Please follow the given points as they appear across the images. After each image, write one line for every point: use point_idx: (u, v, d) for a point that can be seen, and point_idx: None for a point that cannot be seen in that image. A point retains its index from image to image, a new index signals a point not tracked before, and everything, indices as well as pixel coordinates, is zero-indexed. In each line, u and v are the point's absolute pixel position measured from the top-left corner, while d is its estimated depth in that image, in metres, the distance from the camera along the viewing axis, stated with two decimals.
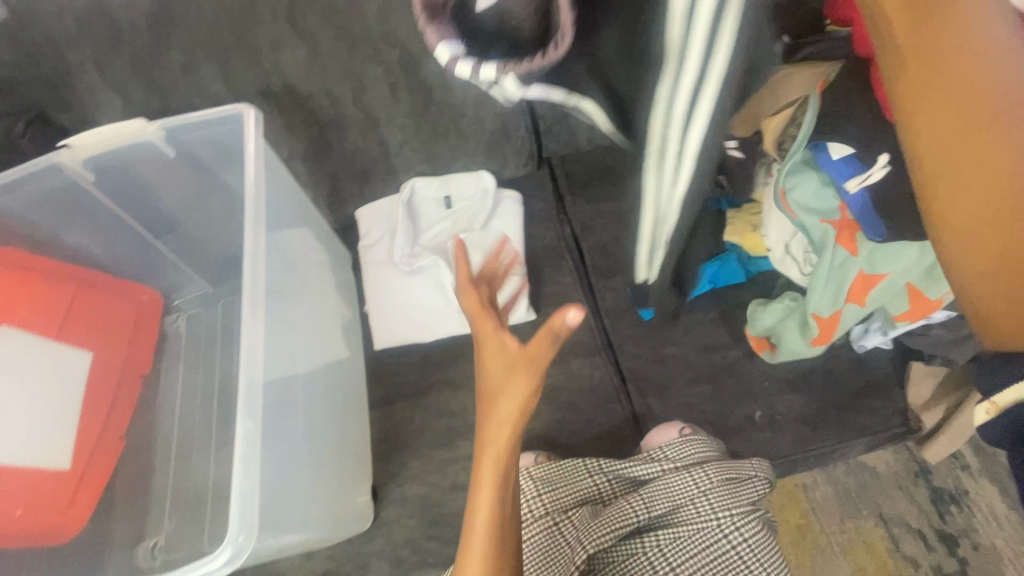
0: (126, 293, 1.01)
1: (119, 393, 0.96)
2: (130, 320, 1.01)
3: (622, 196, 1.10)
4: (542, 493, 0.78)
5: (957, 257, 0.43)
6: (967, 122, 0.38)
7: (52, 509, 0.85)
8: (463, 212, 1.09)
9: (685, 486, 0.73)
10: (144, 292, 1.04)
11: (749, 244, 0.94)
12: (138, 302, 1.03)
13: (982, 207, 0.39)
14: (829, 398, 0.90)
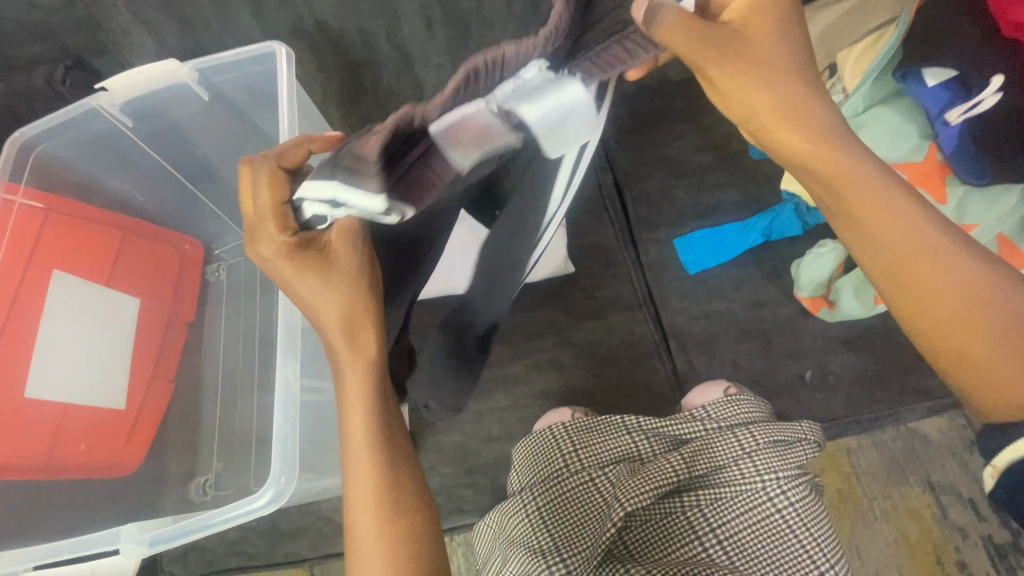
0: (169, 241, 1.03)
1: (167, 338, 0.99)
2: (174, 267, 1.02)
3: (672, 142, 1.01)
4: (580, 450, 0.77)
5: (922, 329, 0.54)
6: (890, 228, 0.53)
7: (113, 443, 0.90)
8: None
9: (728, 447, 0.71)
10: (185, 241, 1.06)
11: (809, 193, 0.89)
12: (180, 249, 1.04)
13: (932, 299, 0.53)
14: (889, 359, 0.84)
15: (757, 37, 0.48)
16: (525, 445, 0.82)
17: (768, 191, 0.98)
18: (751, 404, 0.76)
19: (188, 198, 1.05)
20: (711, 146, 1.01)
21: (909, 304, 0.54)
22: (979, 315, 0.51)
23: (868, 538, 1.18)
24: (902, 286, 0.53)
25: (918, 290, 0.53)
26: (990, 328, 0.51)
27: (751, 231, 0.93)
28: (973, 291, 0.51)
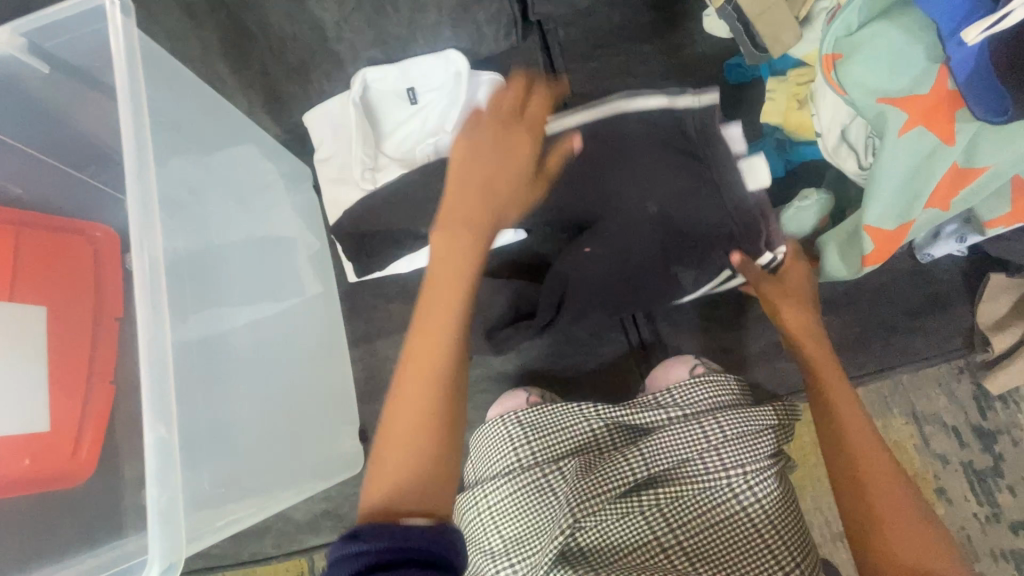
0: (67, 228, 0.72)
1: (96, 344, 0.71)
2: (89, 257, 0.73)
3: (632, 68, 0.91)
4: (532, 443, 0.70)
5: (853, 485, 0.63)
6: (845, 422, 0.66)
7: (56, 465, 0.66)
8: (433, 107, 0.89)
9: (692, 440, 0.64)
10: (97, 228, 0.75)
11: (791, 126, 0.76)
12: (90, 239, 0.74)
13: (855, 472, 0.63)
14: (877, 320, 0.74)
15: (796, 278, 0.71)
16: (475, 437, 0.75)
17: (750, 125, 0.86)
18: (720, 386, 0.69)
19: (89, 190, 0.76)
20: (678, 73, 0.89)
21: (846, 470, 0.64)
22: (896, 490, 0.61)
23: None
24: (843, 448, 0.65)
25: (846, 440, 0.65)
26: (877, 506, 0.61)
27: None
28: (913, 512, 0.60)
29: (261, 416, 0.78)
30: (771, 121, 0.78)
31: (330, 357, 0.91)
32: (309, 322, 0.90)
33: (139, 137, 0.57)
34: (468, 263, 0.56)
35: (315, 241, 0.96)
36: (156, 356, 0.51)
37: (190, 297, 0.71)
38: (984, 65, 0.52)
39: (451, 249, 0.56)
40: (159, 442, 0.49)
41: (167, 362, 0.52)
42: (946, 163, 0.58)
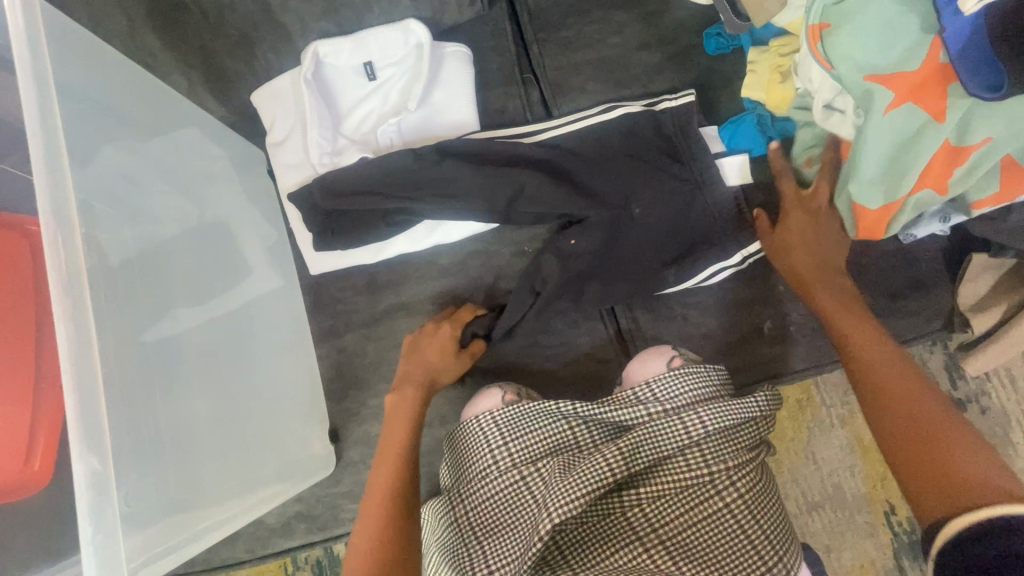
0: (3, 224, 0.65)
1: (42, 349, 0.64)
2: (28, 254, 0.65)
3: (607, 39, 0.85)
4: (508, 442, 0.68)
5: (881, 402, 0.59)
6: (858, 334, 0.65)
7: (6, 476, 0.62)
8: (393, 83, 0.83)
9: (673, 437, 0.62)
10: (34, 220, 0.68)
11: (774, 101, 0.71)
12: (25, 235, 0.66)
13: (880, 391, 0.60)
14: (858, 303, 0.72)
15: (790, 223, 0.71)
16: (451, 436, 0.73)
17: (730, 98, 0.81)
18: (701, 379, 0.67)
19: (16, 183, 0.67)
20: (655, 43, 0.84)
21: (867, 386, 0.61)
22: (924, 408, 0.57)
23: (823, 444, 1.19)
24: (858, 372, 0.63)
25: (868, 364, 0.62)
26: (917, 425, 0.56)
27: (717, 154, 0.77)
28: (945, 421, 0.56)
29: (222, 422, 0.74)
30: (753, 96, 0.74)
31: (293, 356, 0.86)
32: (270, 318, 0.85)
33: (51, 140, 0.52)
34: (411, 414, 0.72)
35: (273, 232, 0.90)
36: (85, 380, 0.49)
37: (132, 303, 0.66)
38: (971, 42, 0.49)
39: (393, 414, 0.72)
40: (91, 472, 0.48)
41: (96, 385, 0.50)
42: (935, 142, 0.55)
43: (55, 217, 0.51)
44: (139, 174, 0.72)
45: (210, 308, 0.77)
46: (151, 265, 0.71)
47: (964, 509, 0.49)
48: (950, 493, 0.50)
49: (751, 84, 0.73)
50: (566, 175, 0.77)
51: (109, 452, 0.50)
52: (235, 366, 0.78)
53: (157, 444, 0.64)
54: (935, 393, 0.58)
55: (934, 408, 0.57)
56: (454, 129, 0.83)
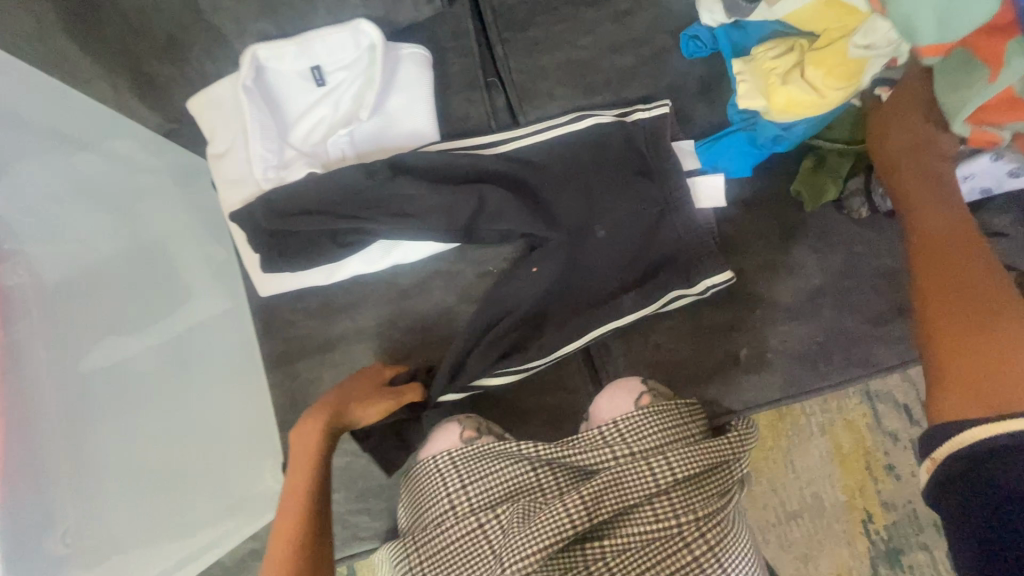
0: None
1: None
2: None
3: (577, 40, 0.79)
4: (466, 485, 0.64)
5: (929, 280, 0.54)
6: (933, 198, 0.59)
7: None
8: (344, 89, 0.76)
9: (639, 484, 0.58)
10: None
11: (783, 102, 0.63)
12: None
13: (943, 262, 0.54)
14: (839, 329, 0.68)
15: (897, 102, 0.63)
16: (409, 476, 0.69)
17: (707, 106, 0.76)
18: (670, 419, 0.63)
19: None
20: (628, 45, 0.78)
21: (925, 244, 0.57)
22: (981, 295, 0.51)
23: (803, 453, 1.17)
24: (927, 240, 0.57)
25: (937, 242, 0.56)
26: (978, 295, 0.51)
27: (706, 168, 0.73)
28: (1000, 320, 0.48)
29: (167, 458, 0.69)
30: (756, 107, 0.66)
31: (243, 384, 0.81)
32: (218, 345, 0.80)
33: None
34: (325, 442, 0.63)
35: (220, 251, 0.84)
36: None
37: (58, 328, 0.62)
38: None
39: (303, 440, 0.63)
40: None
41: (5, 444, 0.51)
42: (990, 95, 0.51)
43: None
44: (66, 194, 0.67)
45: (152, 329, 0.73)
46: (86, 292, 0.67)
47: (998, 411, 0.43)
48: (979, 386, 0.46)
49: (748, 97, 0.66)
50: (531, 193, 0.73)
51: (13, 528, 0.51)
52: (183, 396, 0.74)
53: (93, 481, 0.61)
54: (1006, 280, 0.51)
55: (992, 286, 0.51)
56: (412, 139, 0.76)
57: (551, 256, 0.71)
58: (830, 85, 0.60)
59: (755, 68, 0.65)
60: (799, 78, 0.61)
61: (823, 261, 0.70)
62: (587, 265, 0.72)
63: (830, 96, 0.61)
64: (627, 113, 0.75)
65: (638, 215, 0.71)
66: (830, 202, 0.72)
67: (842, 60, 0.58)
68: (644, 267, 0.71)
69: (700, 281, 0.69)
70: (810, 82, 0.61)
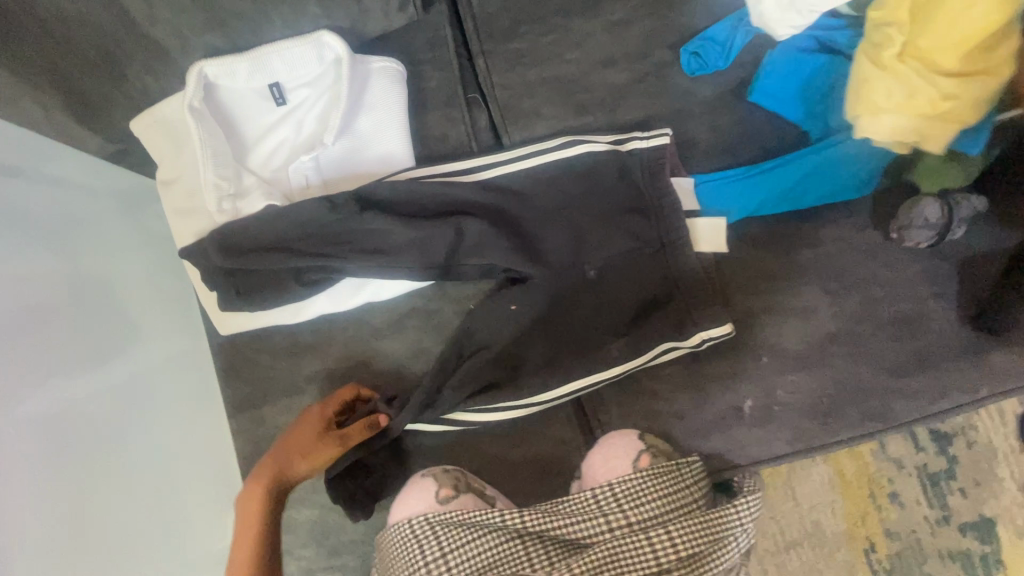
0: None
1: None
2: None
3: (566, 52, 0.71)
4: (447, 558, 0.58)
5: None
6: None
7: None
8: (308, 108, 0.68)
9: (636, 562, 0.53)
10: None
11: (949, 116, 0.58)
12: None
13: None
14: (853, 381, 0.62)
15: None
16: (380, 544, 0.62)
17: (710, 129, 0.69)
18: (670, 485, 0.58)
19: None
20: (623, 59, 0.70)
21: None
22: None
23: (804, 480, 1.09)
24: None
25: None
26: None
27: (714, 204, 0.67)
28: None
29: (125, 518, 0.60)
30: (949, 139, 0.60)
31: (203, 431, 0.74)
32: (176, 389, 0.73)
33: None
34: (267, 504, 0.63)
35: (177, 284, 0.77)
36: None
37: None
38: None
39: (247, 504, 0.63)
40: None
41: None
42: None
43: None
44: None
45: (101, 375, 0.64)
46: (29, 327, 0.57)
47: None
48: None
49: (929, 135, 0.60)
50: (514, 226, 0.66)
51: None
52: (141, 447, 0.65)
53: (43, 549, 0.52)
54: None
55: None
56: (383, 164, 0.69)
57: (534, 300, 0.66)
58: (982, 58, 0.57)
59: (894, 108, 0.59)
60: (948, 80, 0.57)
61: (837, 303, 0.64)
62: (574, 307, 0.67)
63: (997, 71, 0.58)
64: (621, 139, 0.68)
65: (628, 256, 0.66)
66: (843, 238, 0.65)
67: (983, 27, 0.55)
68: (631, 312, 0.66)
69: (695, 332, 0.64)
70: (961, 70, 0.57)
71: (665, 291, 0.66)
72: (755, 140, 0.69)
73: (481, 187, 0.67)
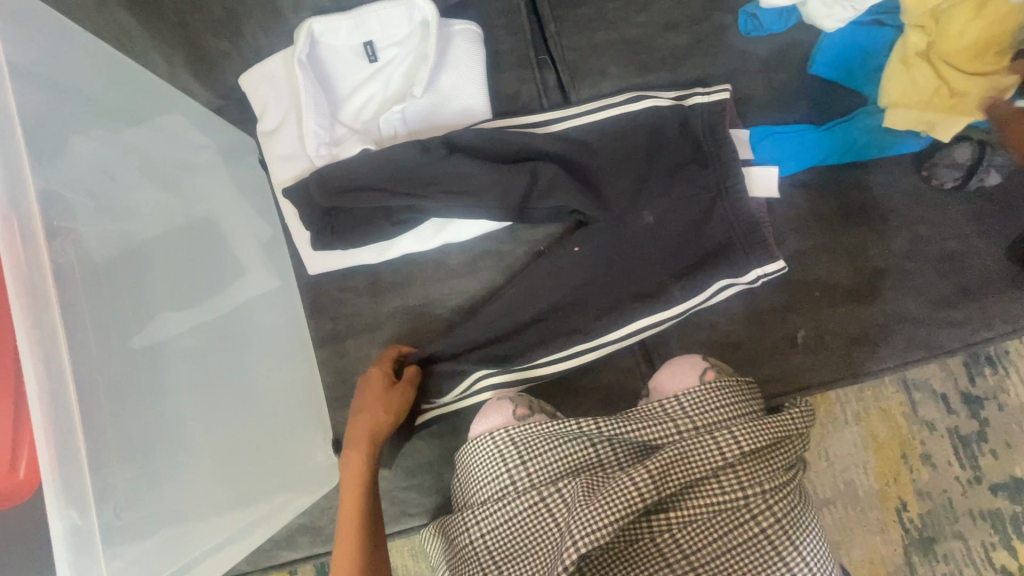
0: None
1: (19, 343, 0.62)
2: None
3: (630, 16, 0.78)
4: (527, 461, 0.64)
5: None
6: None
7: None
8: (395, 65, 0.75)
9: (706, 456, 0.59)
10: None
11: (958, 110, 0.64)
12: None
13: None
14: (898, 312, 0.68)
15: None
16: (463, 455, 0.69)
17: (764, 84, 0.74)
18: (735, 395, 0.64)
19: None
20: (683, 23, 0.77)
21: None
22: None
23: (838, 442, 1.08)
24: None
25: None
26: None
27: (774, 155, 0.71)
28: None
29: (223, 436, 0.69)
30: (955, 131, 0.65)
31: (292, 363, 0.80)
32: (270, 323, 0.80)
33: (16, 171, 0.52)
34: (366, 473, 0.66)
35: (268, 229, 0.84)
36: (59, 402, 0.50)
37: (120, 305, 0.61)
38: None
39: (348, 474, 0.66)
40: (70, 526, 0.49)
41: (71, 406, 0.51)
42: None
43: (25, 259, 0.50)
44: (117, 167, 0.65)
45: (208, 305, 0.72)
46: (135, 265, 0.65)
47: None
48: None
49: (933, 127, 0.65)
50: (585, 171, 0.72)
51: (90, 501, 0.51)
52: (228, 373, 0.72)
53: (142, 452, 0.59)
54: None
55: None
56: (465, 118, 0.75)
57: (603, 243, 0.72)
58: (997, 62, 0.62)
59: (906, 102, 0.65)
60: (957, 77, 0.63)
61: (885, 243, 0.69)
62: (640, 249, 0.71)
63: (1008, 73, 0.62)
64: (684, 95, 0.74)
65: (689, 200, 0.70)
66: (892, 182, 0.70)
67: (987, 40, 0.61)
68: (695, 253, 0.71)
69: (750, 270, 0.70)
70: (977, 73, 0.62)
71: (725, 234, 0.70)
72: (808, 94, 0.74)
73: (555, 137, 0.73)
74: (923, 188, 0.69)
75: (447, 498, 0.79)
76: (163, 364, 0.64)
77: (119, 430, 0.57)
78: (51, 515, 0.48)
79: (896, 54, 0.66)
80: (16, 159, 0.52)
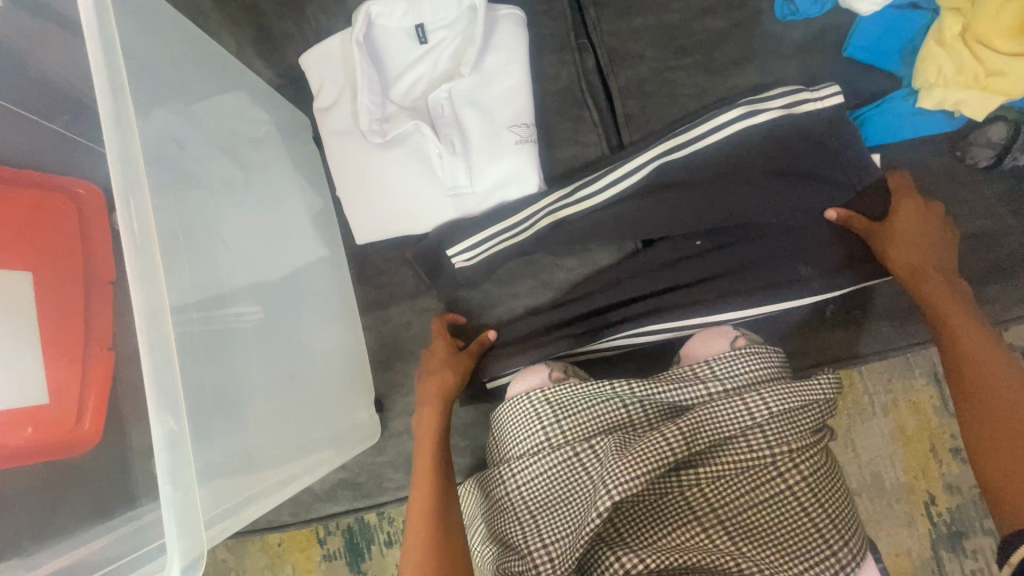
0: (50, 185, 0.72)
1: (89, 305, 0.72)
2: (73, 215, 0.72)
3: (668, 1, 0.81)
4: (561, 419, 0.67)
5: None
6: None
7: (59, 433, 0.68)
8: (442, 48, 0.80)
9: (735, 415, 0.62)
10: (79, 183, 0.74)
11: (998, 89, 0.64)
12: (73, 196, 0.73)
13: None
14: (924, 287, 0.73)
15: None
16: (500, 413, 0.73)
17: (798, 69, 0.77)
18: (765, 360, 0.67)
19: (70, 147, 0.74)
20: (719, 9, 0.80)
21: None
22: None
23: (865, 432, 1.05)
24: None
25: None
26: None
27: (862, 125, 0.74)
28: None
29: (276, 391, 0.73)
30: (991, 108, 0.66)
31: (338, 326, 0.88)
32: (318, 289, 0.86)
33: (118, 97, 0.51)
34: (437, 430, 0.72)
35: (318, 200, 0.91)
36: (156, 327, 0.50)
37: (191, 260, 0.64)
38: None
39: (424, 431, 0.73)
40: (168, 433, 0.49)
41: (168, 336, 0.51)
42: None
43: (130, 206, 0.50)
44: (192, 138, 0.68)
45: (264, 269, 0.77)
46: (204, 227, 0.68)
47: None
48: None
49: (968, 107, 0.66)
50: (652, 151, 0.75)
51: (185, 412, 0.51)
52: (283, 334, 0.77)
53: (215, 402, 0.63)
54: None
55: None
56: (509, 100, 0.79)
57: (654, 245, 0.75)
58: None
59: (943, 80, 0.66)
60: (997, 57, 0.62)
61: None
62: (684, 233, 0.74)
63: None
64: (795, 102, 0.72)
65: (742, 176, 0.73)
66: (926, 165, 0.75)
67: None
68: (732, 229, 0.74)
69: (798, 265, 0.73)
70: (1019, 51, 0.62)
71: (759, 228, 0.74)
72: (841, 78, 0.77)
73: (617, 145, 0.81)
74: (958, 168, 0.75)
75: (481, 457, 0.85)
76: (229, 316, 0.68)
77: (194, 376, 0.60)
78: (149, 420, 0.48)
79: (931, 34, 0.67)
80: (121, 89, 0.52)
